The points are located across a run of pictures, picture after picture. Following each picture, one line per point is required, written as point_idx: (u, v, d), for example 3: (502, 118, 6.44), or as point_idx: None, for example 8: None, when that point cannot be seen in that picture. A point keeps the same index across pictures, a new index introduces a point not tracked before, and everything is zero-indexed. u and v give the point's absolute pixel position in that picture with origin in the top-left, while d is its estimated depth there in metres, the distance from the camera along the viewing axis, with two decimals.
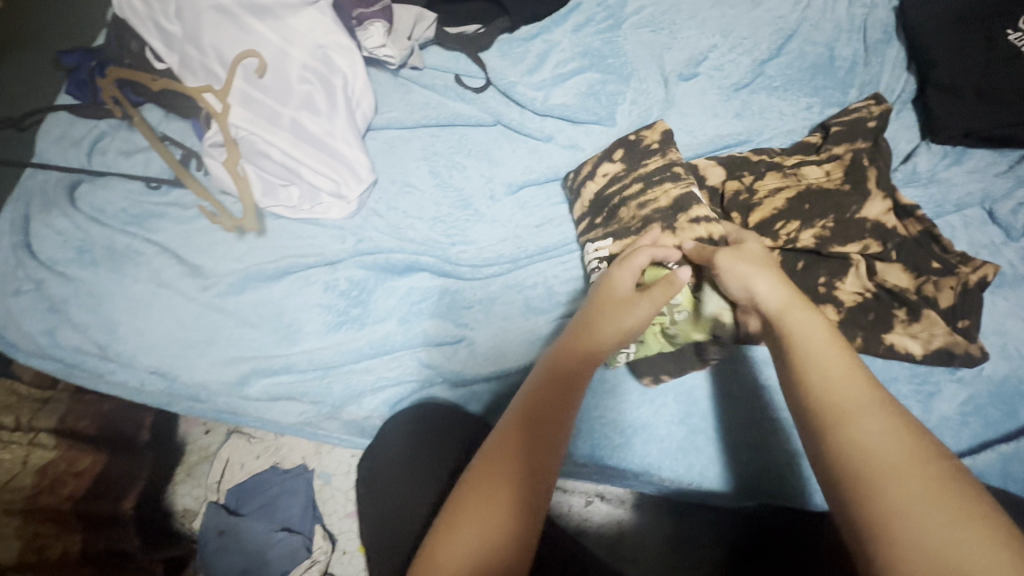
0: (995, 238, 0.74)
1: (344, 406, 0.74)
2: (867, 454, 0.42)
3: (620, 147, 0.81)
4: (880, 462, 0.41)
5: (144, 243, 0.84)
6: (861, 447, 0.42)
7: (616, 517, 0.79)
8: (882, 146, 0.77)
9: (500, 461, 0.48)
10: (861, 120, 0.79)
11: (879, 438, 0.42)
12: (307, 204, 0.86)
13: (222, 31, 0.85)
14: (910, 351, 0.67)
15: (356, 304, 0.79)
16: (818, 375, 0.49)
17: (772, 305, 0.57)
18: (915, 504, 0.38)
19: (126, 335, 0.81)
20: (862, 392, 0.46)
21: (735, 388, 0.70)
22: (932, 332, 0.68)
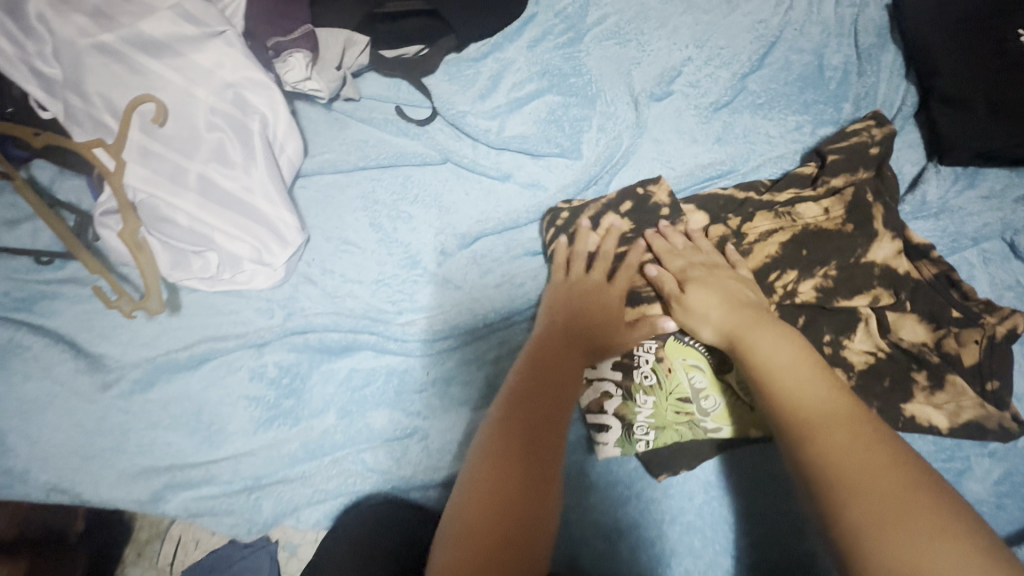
0: (1020, 276, 0.65)
1: (278, 522, 0.62)
2: (840, 463, 0.39)
3: (627, 199, 0.71)
4: (845, 466, 0.39)
5: (31, 333, 0.71)
6: (833, 456, 0.40)
7: None
8: (887, 175, 0.67)
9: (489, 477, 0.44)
10: (862, 145, 0.68)
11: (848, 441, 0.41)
12: (228, 272, 0.73)
13: (108, 73, 0.71)
14: (934, 423, 0.58)
15: (288, 395, 0.67)
16: (786, 381, 0.47)
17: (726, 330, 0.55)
18: (882, 505, 0.36)
19: (16, 447, 0.68)
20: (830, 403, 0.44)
21: (728, 475, 0.61)
22: (958, 402, 0.58)
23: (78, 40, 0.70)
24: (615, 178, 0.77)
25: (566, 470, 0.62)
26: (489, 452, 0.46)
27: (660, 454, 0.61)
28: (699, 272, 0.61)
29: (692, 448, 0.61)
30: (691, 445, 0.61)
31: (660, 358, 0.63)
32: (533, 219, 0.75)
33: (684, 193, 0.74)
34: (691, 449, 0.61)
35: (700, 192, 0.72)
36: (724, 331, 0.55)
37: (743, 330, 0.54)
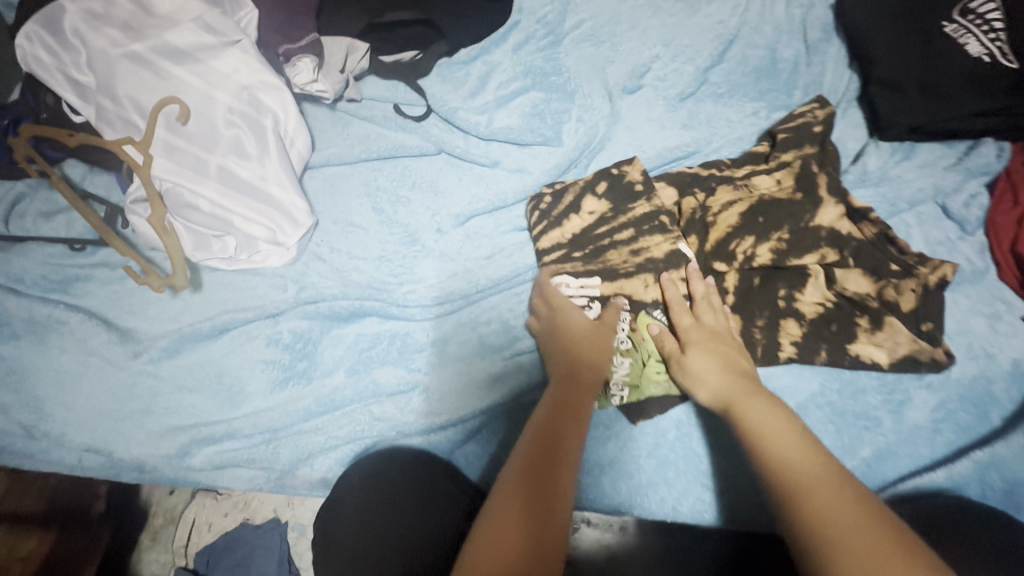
0: (951, 234, 0.73)
1: (295, 469, 0.70)
2: (832, 524, 0.42)
3: (603, 180, 0.79)
4: (837, 527, 0.42)
5: (68, 310, 0.78)
6: (826, 516, 0.43)
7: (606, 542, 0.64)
8: (829, 150, 0.76)
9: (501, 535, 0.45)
10: (807, 125, 0.78)
11: (835, 508, 0.43)
12: (245, 252, 0.81)
13: (137, 78, 0.80)
14: (876, 360, 0.66)
15: (302, 358, 0.74)
16: (775, 446, 0.50)
17: (726, 401, 0.58)
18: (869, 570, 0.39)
19: (53, 412, 0.75)
20: (819, 464, 0.47)
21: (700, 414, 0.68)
22: (895, 340, 0.66)
23: (111, 50, 0.79)
24: (592, 162, 0.86)
25: None
26: (511, 505, 0.48)
27: (636, 404, 0.68)
28: (700, 336, 0.65)
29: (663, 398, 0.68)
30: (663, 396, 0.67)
31: (635, 328, 0.70)
32: (519, 198, 0.84)
33: (655, 172, 0.83)
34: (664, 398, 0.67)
35: (669, 170, 0.81)
36: (722, 399, 0.58)
37: (737, 401, 0.57)
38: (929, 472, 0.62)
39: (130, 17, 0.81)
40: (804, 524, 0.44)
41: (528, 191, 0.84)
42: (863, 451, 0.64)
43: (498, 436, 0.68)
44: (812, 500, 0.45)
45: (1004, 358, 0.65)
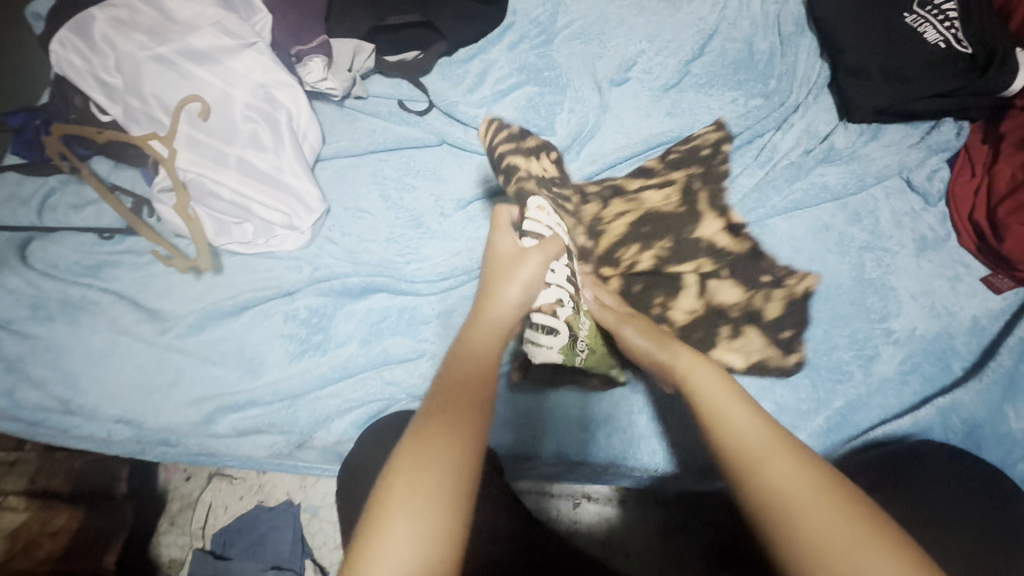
0: (915, 205, 0.79)
1: (313, 432, 0.75)
2: (786, 498, 0.41)
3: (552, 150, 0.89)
4: (793, 501, 0.40)
5: (100, 292, 0.85)
6: (781, 489, 0.41)
7: (604, 513, 0.88)
8: (714, 168, 0.85)
9: (419, 493, 0.41)
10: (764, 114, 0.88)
11: (791, 479, 0.41)
12: (262, 238, 0.88)
13: (162, 78, 0.87)
14: (731, 363, 0.71)
15: (317, 331, 0.80)
16: (727, 410, 0.48)
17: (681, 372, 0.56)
18: (831, 543, 0.38)
19: (87, 387, 0.81)
20: (769, 433, 0.45)
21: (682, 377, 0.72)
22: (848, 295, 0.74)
23: (139, 53, 0.86)
24: (583, 149, 0.92)
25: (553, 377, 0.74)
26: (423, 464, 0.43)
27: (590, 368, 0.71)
28: (638, 324, 0.66)
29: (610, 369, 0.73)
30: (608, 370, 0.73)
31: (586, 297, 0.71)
32: None
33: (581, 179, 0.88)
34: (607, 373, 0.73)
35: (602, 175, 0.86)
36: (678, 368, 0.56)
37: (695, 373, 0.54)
38: (898, 418, 0.66)
39: (155, 23, 0.89)
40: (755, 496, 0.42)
41: None
42: (838, 402, 0.69)
43: (500, 397, 0.74)
44: (767, 470, 0.42)
45: (964, 315, 0.71)
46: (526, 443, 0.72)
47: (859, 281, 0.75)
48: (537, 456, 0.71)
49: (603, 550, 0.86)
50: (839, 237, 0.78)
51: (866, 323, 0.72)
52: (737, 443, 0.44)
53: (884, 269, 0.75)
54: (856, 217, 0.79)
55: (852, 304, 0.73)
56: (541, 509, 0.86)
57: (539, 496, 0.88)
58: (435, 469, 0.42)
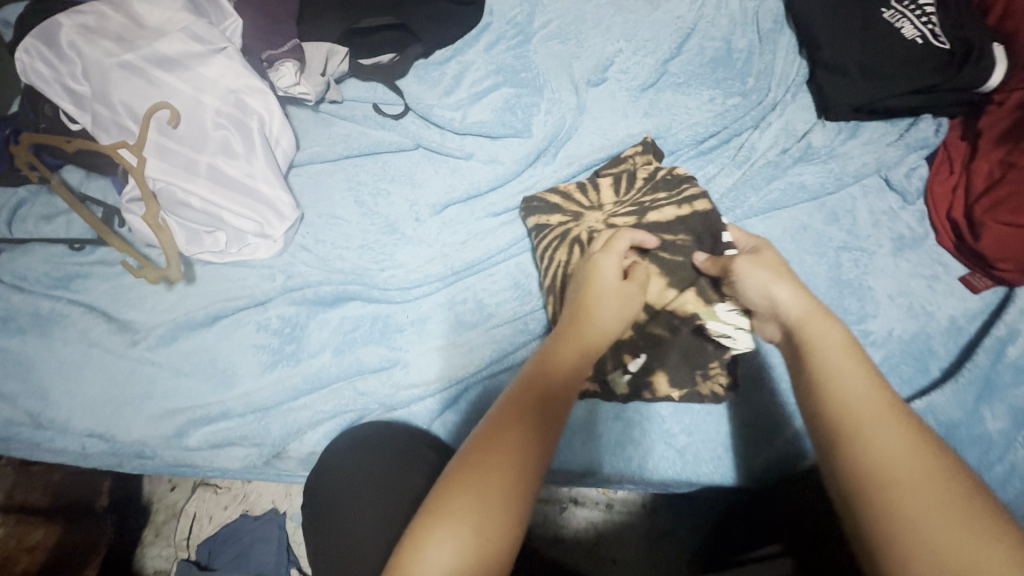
0: (893, 204, 0.78)
1: (287, 444, 0.74)
2: (888, 467, 0.40)
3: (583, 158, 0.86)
4: (895, 472, 0.40)
5: (69, 304, 0.83)
6: (883, 459, 0.41)
7: (592, 517, 0.87)
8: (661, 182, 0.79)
9: (471, 488, 0.44)
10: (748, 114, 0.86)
11: (898, 453, 0.41)
12: (235, 247, 0.86)
13: (130, 85, 0.85)
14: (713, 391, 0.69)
15: (290, 341, 0.79)
16: (836, 373, 0.47)
17: (795, 316, 0.54)
18: (931, 518, 0.37)
19: (58, 401, 0.79)
20: (877, 403, 0.44)
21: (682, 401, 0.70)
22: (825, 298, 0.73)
23: (105, 59, 0.84)
24: (560, 151, 0.91)
25: None
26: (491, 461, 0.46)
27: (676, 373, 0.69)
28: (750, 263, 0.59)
29: (680, 378, 0.69)
30: (655, 383, 0.70)
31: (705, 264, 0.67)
32: (493, 187, 0.89)
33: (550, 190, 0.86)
34: (655, 386, 0.69)
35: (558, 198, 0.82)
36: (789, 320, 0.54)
37: (809, 324, 0.52)
38: None
39: (123, 29, 0.86)
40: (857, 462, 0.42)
41: (500, 180, 0.89)
42: None
43: (475, 406, 0.73)
44: (873, 441, 0.42)
45: (942, 316, 0.70)
46: None
47: (837, 282, 0.74)
48: None
49: (589, 557, 0.85)
50: (816, 237, 0.77)
51: None
52: (843, 411, 0.45)
53: (861, 269, 0.74)
54: (833, 216, 0.78)
55: (829, 306, 0.72)
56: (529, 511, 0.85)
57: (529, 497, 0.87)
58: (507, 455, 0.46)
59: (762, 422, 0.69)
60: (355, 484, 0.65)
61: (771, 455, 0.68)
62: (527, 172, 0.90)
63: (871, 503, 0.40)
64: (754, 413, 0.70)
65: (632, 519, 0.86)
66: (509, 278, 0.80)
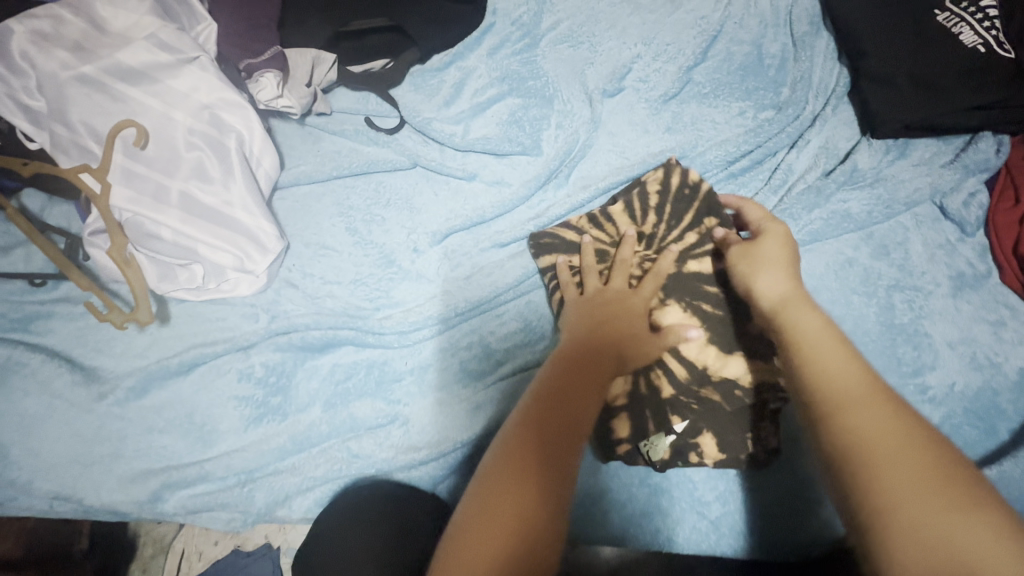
0: (950, 235, 0.70)
1: (272, 511, 0.66)
2: (872, 445, 0.37)
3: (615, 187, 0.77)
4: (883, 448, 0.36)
5: (28, 351, 0.75)
6: (866, 435, 0.37)
7: None
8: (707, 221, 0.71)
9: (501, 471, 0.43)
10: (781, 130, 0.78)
11: (880, 427, 0.38)
12: (212, 282, 0.77)
13: (91, 103, 0.76)
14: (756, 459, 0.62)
15: (275, 392, 0.71)
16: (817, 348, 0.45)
17: (773, 302, 0.52)
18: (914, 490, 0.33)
19: (18, 460, 0.71)
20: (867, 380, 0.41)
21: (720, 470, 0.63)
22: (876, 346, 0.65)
23: (61, 73, 0.75)
24: (573, 171, 0.82)
25: None
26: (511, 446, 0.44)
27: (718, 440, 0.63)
28: (740, 255, 0.59)
29: (730, 439, 0.63)
30: (703, 444, 0.63)
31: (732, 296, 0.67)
32: (499, 213, 0.80)
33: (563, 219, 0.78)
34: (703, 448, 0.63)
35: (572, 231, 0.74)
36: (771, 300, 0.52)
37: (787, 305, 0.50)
38: None
39: (81, 36, 0.76)
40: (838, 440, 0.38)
41: (506, 205, 0.80)
42: None
43: None
44: (852, 415, 0.39)
45: (1011, 368, 0.62)
46: None
47: (888, 327, 0.66)
48: None
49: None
50: (864, 274, 0.69)
51: (897, 378, 0.63)
52: (823, 385, 0.42)
53: (916, 313, 0.66)
54: (882, 249, 0.70)
55: (881, 355, 0.64)
56: None
57: None
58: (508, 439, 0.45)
59: (807, 491, 0.62)
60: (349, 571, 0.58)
61: (817, 528, 0.60)
62: (536, 196, 0.81)
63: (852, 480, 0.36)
64: (798, 479, 0.62)
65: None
66: (519, 320, 0.72)
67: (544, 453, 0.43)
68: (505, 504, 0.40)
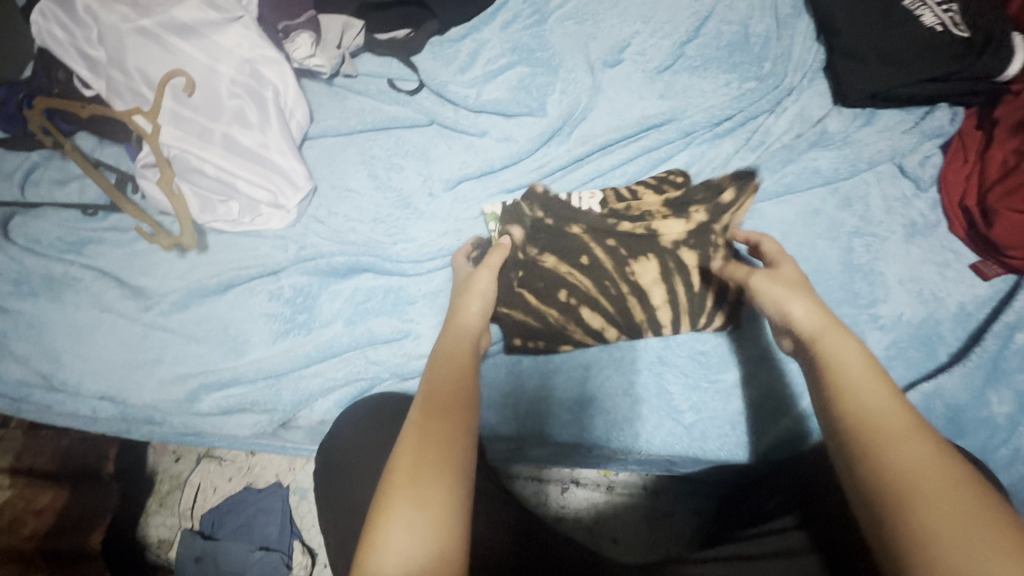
0: (906, 191, 0.79)
1: (297, 411, 0.76)
2: (908, 486, 0.35)
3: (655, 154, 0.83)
4: (921, 489, 0.35)
5: (82, 268, 0.84)
6: (904, 477, 0.36)
7: (587, 500, 0.93)
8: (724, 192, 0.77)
9: (427, 470, 0.43)
10: (760, 98, 0.87)
11: (917, 466, 0.36)
12: (247, 216, 0.86)
13: (149, 53, 0.83)
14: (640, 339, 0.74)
15: (302, 311, 0.80)
16: (851, 379, 0.42)
17: (810, 331, 0.50)
18: (960, 534, 0.33)
19: (69, 362, 0.80)
20: (901, 415, 0.39)
21: (695, 384, 0.72)
22: (837, 282, 0.73)
23: (121, 25, 0.82)
24: (575, 131, 0.91)
25: (536, 358, 0.74)
26: (420, 447, 0.45)
27: (682, 358, 0.73)
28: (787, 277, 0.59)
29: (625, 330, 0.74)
30: (604, 328, 0.74)
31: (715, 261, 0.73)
32: (507, 164, 0.89)
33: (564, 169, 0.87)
34: (594, 326, 0.73)
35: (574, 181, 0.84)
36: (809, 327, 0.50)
37: (825, 332, 0.49)
38: None
39: None
40: (875, 478, 0.37)
41: (514, 157, 0.89)
42: None
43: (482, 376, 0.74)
44: (891, 454, 0.37)
45: (951, 302, 0.71)
46: (507, 423, 0.72)
47: (848, 266, 0.74)
48: (520, 436, 0.71)
49: (589, 535, 0.91)
50: (829, 222, 0.77)
51: (853, 308, 0.71)
52: (858, 416, 0.40)
53: (872, 255, 0.75)
54: (846, 202, 0.79)
55: (839, 290, 0.73)
56: (526, 491, 0.91)
57: (529, 479, 0.93)
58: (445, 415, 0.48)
59: (769, 403, 0.70)
60: (369, 456, 0.65)
61: (776, 432, 0.69)
62: (541, 151, 0.90)
63: (888, 523, 0.35)
64: (762, 392, 0.71)
65: (637, 500, 0.92)
66: None
67: (434, 454, 0.44)
68: (427, 495, 0.42)
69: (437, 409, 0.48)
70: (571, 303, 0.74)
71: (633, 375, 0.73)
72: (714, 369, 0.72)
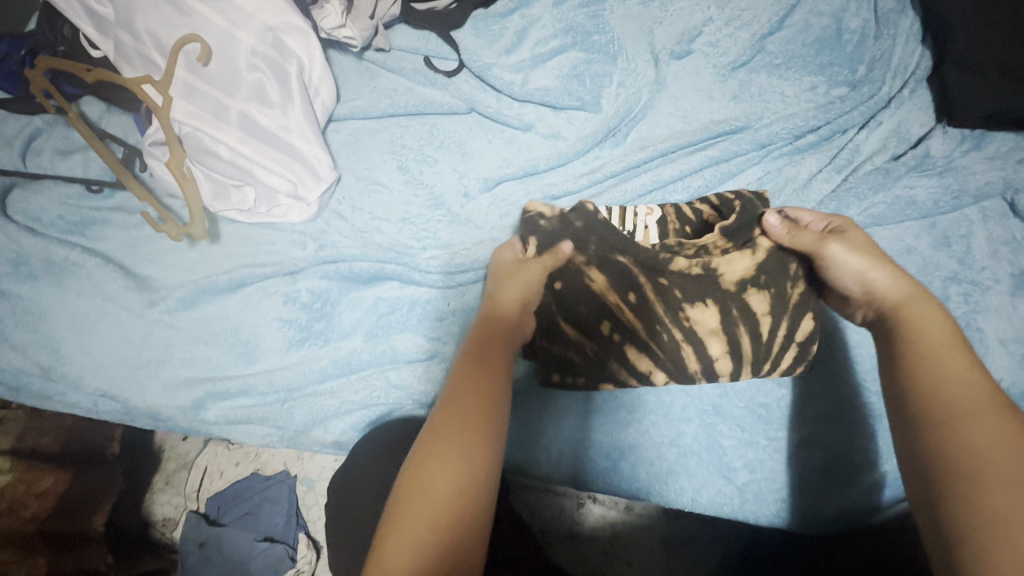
0: (1017, 232, 0.68)
1: (309, 430, 0.69)
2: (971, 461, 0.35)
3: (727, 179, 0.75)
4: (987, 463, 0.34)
5: (83, 253, 0.77)
6: (969, 451, 0.35)
7: (609, 519, 0.70)
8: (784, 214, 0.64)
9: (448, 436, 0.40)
10: (850, 110, 0.76)
11: (986, 440, 0.35)
12: (264, 206, 0.78)
13: (156, 12, 0.70)
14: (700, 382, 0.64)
15: (319, 318, 0.73)
16: (928, 361, 0.42)
17: (891, 301, 0.50)
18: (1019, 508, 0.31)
19: (69, 354, 0.74)
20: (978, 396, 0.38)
21: (750, 441, 0.64)
22: None
23: None
24: (632, 131, 0.81)
25: (574, 395, 0.67)
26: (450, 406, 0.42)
27: (734, 410, 0.66)
28: (848, 242, 0.56)
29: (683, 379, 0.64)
30: (652, 371, 0.63)
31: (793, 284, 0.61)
32: (553, 165, 0.79)
33: (617, 176, 0.77)
34: (640, 368, 0.63)
35: (637, 189, 0.75)
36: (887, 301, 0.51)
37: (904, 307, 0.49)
38: None
39: None
40: (938, 450, 0.37)
41: (561, 158, 0.79)
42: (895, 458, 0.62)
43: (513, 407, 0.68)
44: (956, 429, 0.37)
45: None
46: (536, 463, 0.66)
47: None
48: (550, 479, 0.65)
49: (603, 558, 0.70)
50: (922, 263, 0.67)
51: None
52: (934, 392, 0.40)
53: (971, 307, 0.65)
54: (944, 241, 0.68)
55: None
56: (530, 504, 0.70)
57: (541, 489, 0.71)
58: (477, 387, 0.44)
59: (835, 468, 0.62)
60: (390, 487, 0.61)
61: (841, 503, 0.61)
62: (592, 153, 0.80)
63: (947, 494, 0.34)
64: (828, 456, 0.63)
65: (656, 520, 0.69)
66: None
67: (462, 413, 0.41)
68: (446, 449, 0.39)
69: (474, 377, 0.45)
70: (613, 339, 0.63)
71: (678, 423, 0.66)
72: (774, 425, 0.65)
